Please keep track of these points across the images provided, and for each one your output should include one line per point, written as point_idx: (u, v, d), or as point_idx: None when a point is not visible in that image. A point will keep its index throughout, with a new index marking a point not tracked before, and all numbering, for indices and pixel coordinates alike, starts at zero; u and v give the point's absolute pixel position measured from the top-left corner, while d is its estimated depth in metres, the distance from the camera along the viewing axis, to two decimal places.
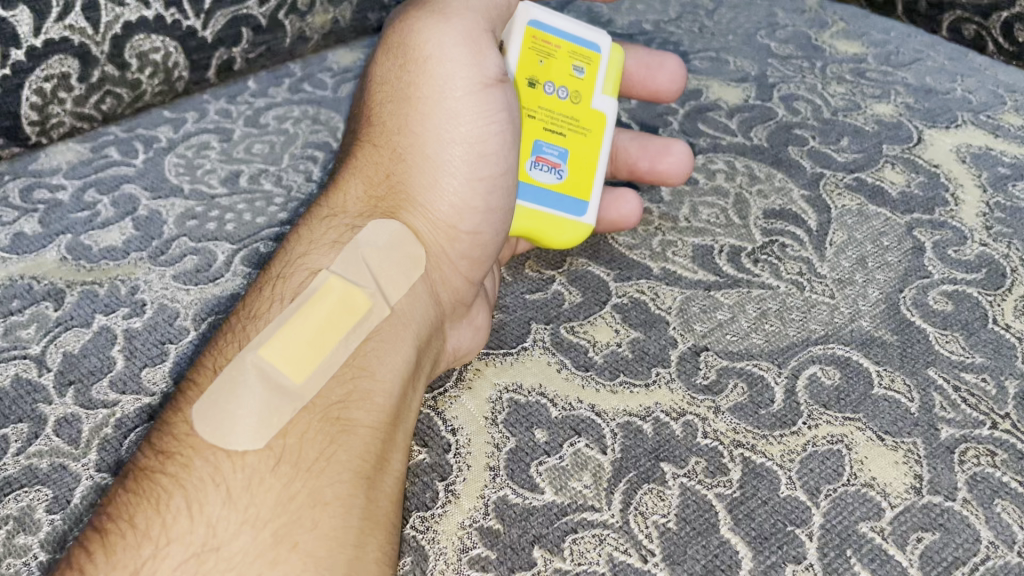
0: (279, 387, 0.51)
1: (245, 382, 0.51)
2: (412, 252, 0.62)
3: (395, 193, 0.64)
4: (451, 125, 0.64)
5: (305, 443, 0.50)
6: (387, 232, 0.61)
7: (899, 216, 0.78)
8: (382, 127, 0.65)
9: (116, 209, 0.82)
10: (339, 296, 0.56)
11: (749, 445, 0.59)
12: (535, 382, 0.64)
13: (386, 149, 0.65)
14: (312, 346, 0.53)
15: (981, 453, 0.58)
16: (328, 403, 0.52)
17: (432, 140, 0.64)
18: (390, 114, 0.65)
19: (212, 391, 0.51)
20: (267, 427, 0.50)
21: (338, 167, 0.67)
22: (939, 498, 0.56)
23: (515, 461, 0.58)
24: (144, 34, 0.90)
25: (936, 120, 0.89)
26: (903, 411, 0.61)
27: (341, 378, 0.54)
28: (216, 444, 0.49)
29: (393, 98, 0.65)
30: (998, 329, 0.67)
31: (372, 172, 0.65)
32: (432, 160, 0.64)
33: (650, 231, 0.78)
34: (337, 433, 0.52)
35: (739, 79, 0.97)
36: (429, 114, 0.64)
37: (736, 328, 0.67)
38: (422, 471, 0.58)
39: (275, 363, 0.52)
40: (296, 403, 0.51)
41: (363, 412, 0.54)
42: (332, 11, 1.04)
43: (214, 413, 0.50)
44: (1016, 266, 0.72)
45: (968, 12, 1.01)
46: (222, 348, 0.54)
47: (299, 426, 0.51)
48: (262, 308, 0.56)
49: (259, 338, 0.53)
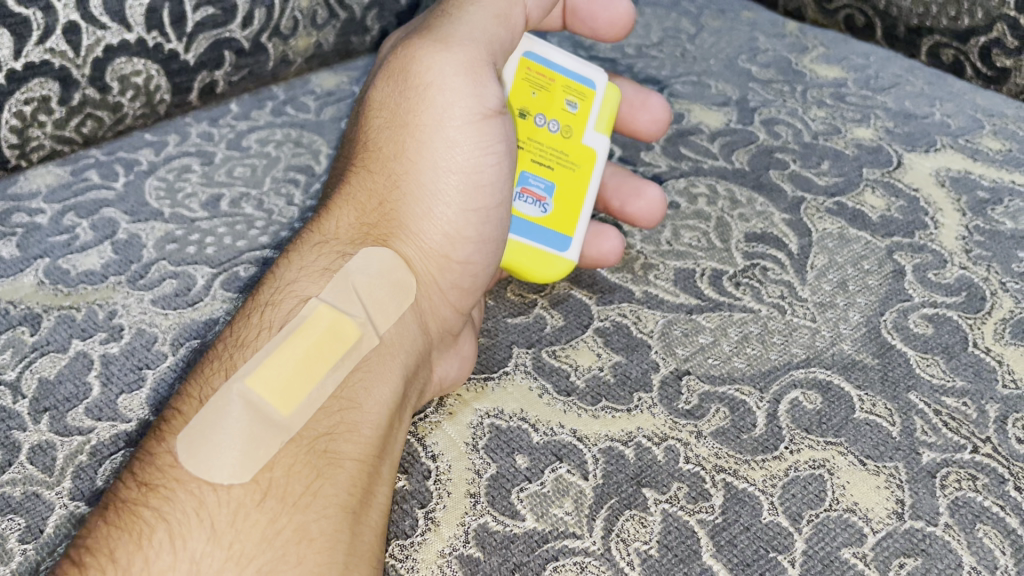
0: (267, 418, 0.51)
1: (232, 412, 0.50)
2: (403, 281, 0.62)
3: (386, 221, 0.64)
4: (446, 155, 0.64)
5: (292, 477, 0.50)
6: (377, 260, 0.61)
7: (879, 239, 0.78)
8: (378, 153, 0.65)
9: (95, 233, 0.81)
10: (332, 327, 0.55)
11: (732, 470, 0.58)
12: (516, 407, 0.63)
13: (379, 176, 0.65)
14: (305, 377, 0.53)
15: (963, 478, 0.58)
16: (315, 435, 0.52)
17: (426, 168, 0.64)
18: (386, 140, 0.65)
19: (199, 421, 0.50)
20: (253, 459, 0.49)
21: (330, 191, 0.67)
22: (921, 522, 0.55)
23: (496, 488, 0.58)
24: (125, 57, 0.90)
25: (915, 144, 0.90)
26: (885, 435, 0.61)
27: (329, 410, 0.54)
28: (201, 475, 0.48)
29: (390, 123, 0.65)
30: (978, 353, 0.67)
31: (364, 198, 0.65)
32: (426, 189, 0.64)
33: (632, 254, 0.78)
34: (323, 466, 0.51)
35: (720, 103, 0.97)
36: (424, 143, 0.64)
37: (718, 352, 0.67)
38: (402, 499, 0.57)
39: (264, 393, 0.51)
40: (284, 435, 0.51)
41: (350, 445, 0.53)
42: (315, 35, 1.04)
43: (201, 443, 0.49)
44: (995, 290, 0.72)
45: (946, 37, 1.02)
46: (209, 377, 0.53)
47: (287, 458, 0.50)
48: (250, 336, 0.56)
49: (248, 367, 0.53)
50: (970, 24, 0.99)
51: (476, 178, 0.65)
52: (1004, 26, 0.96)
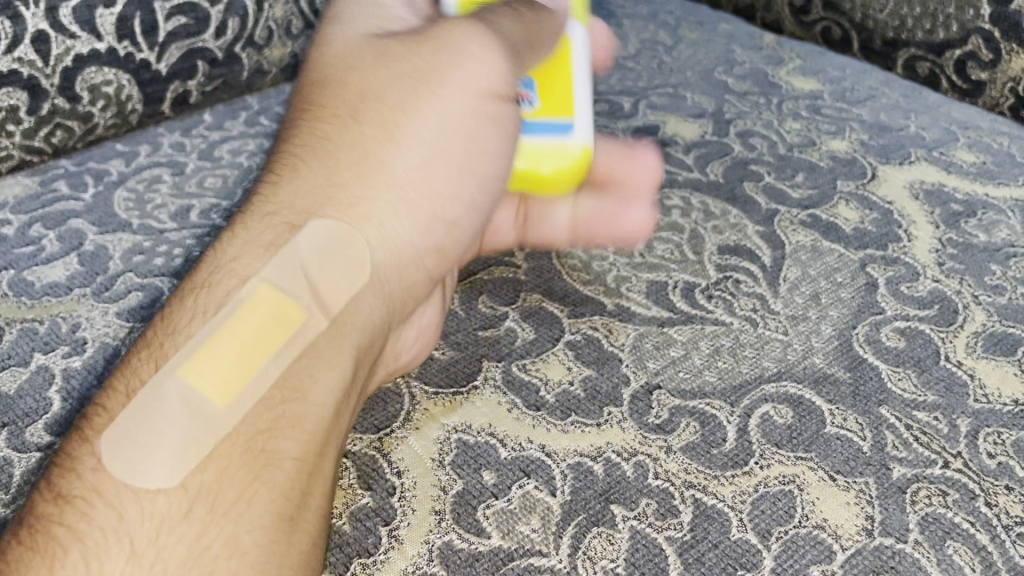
0: (201, 413, 0.50)
1: (162, 407, 0.50)
2: (359, 253, 0.58)
3: (358, 181, 0.60)
4: (442, 134, 0.63)
5: (223, 480, 0.48)
6: (344, 229, 0.58)
7: (852, 252, 0.78)
8: (379, 105, 0.62)
9: (61, 244, 0.80)
10: (276, 308, 0.54)
11: (701, 486, 0.58)
12: (484, 422, 0.62)
13: (360, 137, 0.61)
14: (245, 371, 0.51)
15: (933, 493, 0.57)
16: (250, 431, 0.50)
17: (433, 136, 0.62)
18: (388, 102, 0.62)
19: (123, 421, 0.49)
20: (182, 464, 0.48)
21: (301, 130, 0.62)
22: (890, 539, 0.55)
23: (462, 505, 0.57)
24: (96, 66, 0.89)
25: (890, 156, 0.90)
26: (856, 450, 0.60)
27: (268, 403, 0.52)
28: (123, 482, 0.47)
29: (407, 77, 0.63)
30: (950, 366, 0.67)
31: (348, 152, 0.60)
32: (434, 158, 0.62)
33: (604, 265, 0.77)
34: (259, 468, 0.50)
35: (695, 115, 0.97)
36: (428, 116, 0.62)
37: (689, 365, 0.67)
38: (365, 517, 0.56)
39: (201, 387, 0.50)
40: (217, 431, 0.50)
41: (290, 442, 0.51)
42: (289, 45, 1.02)
43: (131, 447, 0.48)
44: (968, 303, 0.72)
45: (921, 50, 1.02)
46: (137, 369, 0.52)
47: (221, 466, 0.49)
48: (181, 322, 0.53)
49: (179, 356, 0.51)
50: (945, 37, 0.99)
51: (465, 156, 0.64)
52: (978, 39, 0.97)
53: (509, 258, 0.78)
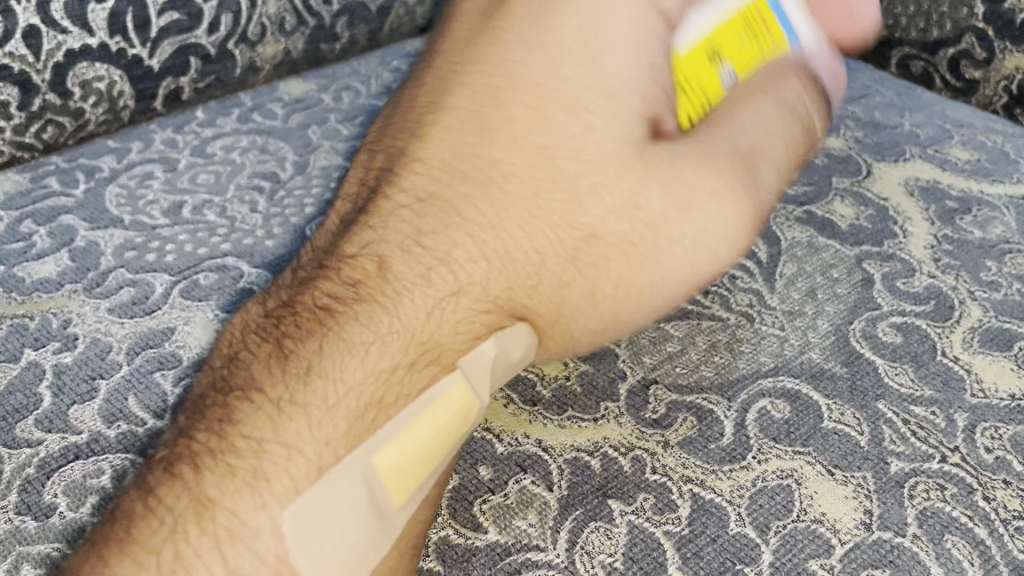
0: (382, 512, 0.50)
1: (353, 501, 0.49)
2: (516, 360, 0.58)
3: (555, 286, 0.58)
4: (643, 299, 0.58)
5: (388, 568, 0.50)
6: (516, 341, 0.57)
7: (848, 248, 0.78)
8: (598, 244, 0.57)
9: (52, 240, 0.79)
10: (443, 405, 0.52)
11: (698, 480, 0.58)
12: (480, 418, 0.62)
13: (564, 243, 0.58)
14: (418, 468, 0.51)
15: (931, 488, 0.57)
16: (410, 530, 0.52)
17: (636, 295, 0.58)
18: (606, 242, 0.57)
19: (318, 507, 0.48)
20: (358, 564, 0.48)
21: (508, 206, 0.58)
22: (889, 533, 0.55)
23: (458, 499, 0.56)
24: (87, 62, 0.88)
25: (885, 154, 0.90)
26: (854, 445, 0.60)
27: (428, 500, 0.53)
28: (303, 575, 0.47)
29: (641, 240, 0.57)
30: (947, 361, 0.66)
31: (538, 266, 0.58)
32: (614, 306, 0.58)
33: None
34: (409, 558, 0.52)
35: None
36: (643, 267, 0.57)
37: (686, 360, 0.66)
38: None
39: (384, 479, 0.50)
40: (391, 534, 0.50)
41: (428, 512, 0.53)
42: (283, 42, 1.01)
43: (311, 533, 0.48)
44: (964, 299, 0.72)
45: (915, 48, 1.02)
46: (331, 441, 0.50)
47: (385, 556, 0.50)
48: (381, 399, 0.52)
49: (376, 441, 0.50)
50: (939, 36, 0.99)
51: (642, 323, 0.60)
52: (972, 37, 0.96)
53: None
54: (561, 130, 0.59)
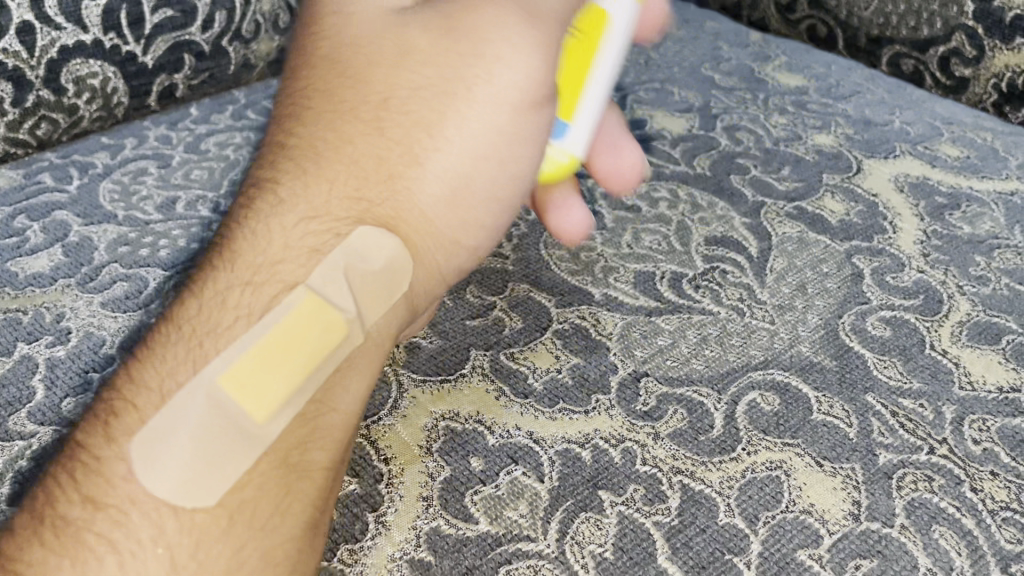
0: (239, 425, 0.48)
1: (194, 410, 0.47)
2: (398, 271, 0.55)
3: (387, 206, 0.56)
4: (491, 190, 0.59)
5: (260, 500, 0.48)
6: (377, 244, 0.54)
7: (838, 243, 0.78)
8: (444, 134, 0.57)
9: (46, 235, 0.79)
10: (315, 316, 0.51)
11: (689, 472, 0.58)
12: (472, 410, 0.62)
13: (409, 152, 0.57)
14: (286, 382, 0.49)
15: (919, 479, 0.58)
16: (288, 446, 0.50)
17: (489, 199, 0.59)
18: (455, 135, 0.57)
19: (155, 426, 0.47)
20: (214, 477, 0.46)
21: (365, 113, 0.57)
22: (876, 524, 0.55)
23: (449, 491, 0.57)
24: (82, 58, 0.88)
25: (875, 150, 0.90)
26: (842, 436, 0.60)
27: (303, 418, 0.50)
28: (156, 495, 0.45)
29: (499, 144, 0.58)
30: (936, 354, 0.67)
31: (381, 157, 0.56)
32: (479, 210, 0.59)
33: (592, 256, 0.77)
34: (292, 480, 0.49)
35: (683, 110, 0.98)
36: (438, 170, 0.57)
37: (677, 354, 0.67)
38: (352, 503, 0.56)
39: (233, 392, 0.48)
40: (255, 447, 0.48)
41: (321, 452, 0.51)
42: (276, 38, 1.02)
43: (162, 458, 0.46)
44: (953, 293, 0.73)
45: (906, 47, 1.03)
46: (171, 365, 0.49)
47: (252, 470, 0.48)
48: (227, 321, 0.50)
49: (227, 355, 0.49)
50: (929, 34, 1.00)
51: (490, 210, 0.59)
52: (962, 35, 0.97)
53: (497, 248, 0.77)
54: (430, 49, 0.57)
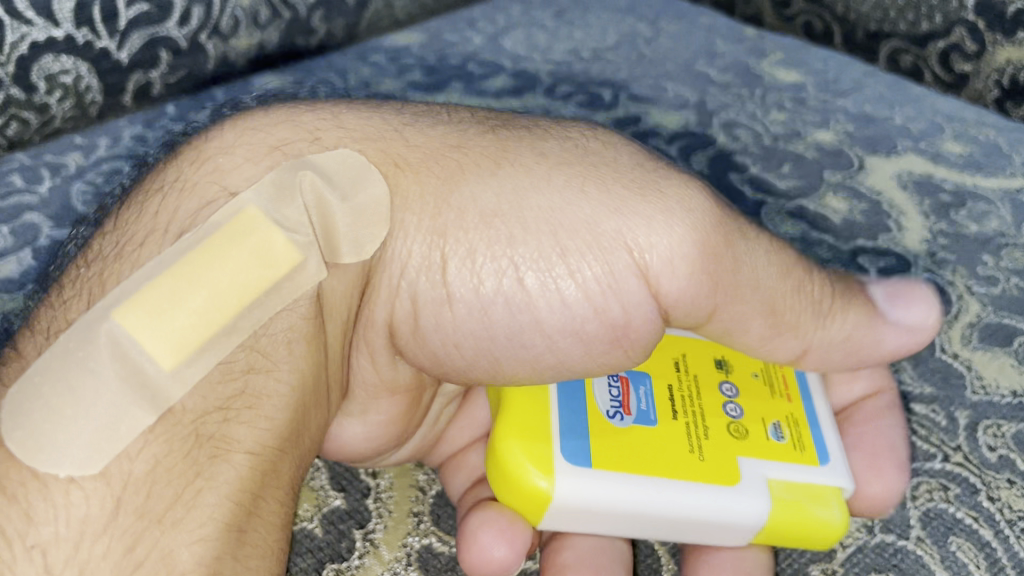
0: (143, 375, 0.45)
1: (90, 357, 0.44)
2: (354, 243, 0.54)
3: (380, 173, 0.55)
4: (519, 250, 0.54)
5: (160, 480, 0.44)
6: (350, 175, 0.54)
7: (841, 244, 0.77)
8: (516, 167, 0.56)
9: (15, 238, 0.78)
10: (256, 250, 0.49)
11: None
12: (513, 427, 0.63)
13: (437, 144, 0.57)
14: (208, 325, 0.47)
15: (935, 488, 0.59)
16: (205, 413, 0.47)
17: (506, 240, 0.54)
18: (505, 174, 0.55)
19: (43, 371, 0.44)
20: (103, 445, 0.43)
21: (469, 140, 0.58)
22: (891, 536, 0.57)
23: (441, 507, 0.61)
24: (53, 55, 0.83)
25: (877, 147, 0.88)
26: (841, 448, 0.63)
27: (230, 373, 0.48)
28: (28, 461, 0.42)
29: (567, 232, 0.54)
30: (947, 358, 0.66)
31: (415, 155, 0.56)
32: (493, 240, 0.54)
33: None
34: (205, 461, 0.46)
35: (679, 106, 0.95)
36: (440, 152, 0.57)
37: None
38: (339, 520, 0.59)
39: (134, 332, 0.45)
40: (152, 402, 0.45)
41: (244, 430, 0.48)
42: (257, 35, 0.95)
43: (48, 408, 0.43)
44: (961, 293, 0.71)
45: (904, 42, 0.98)
46: (81, 302, 0.48)
47: (144, 438, 0.44)
48: (146, 238, 0.50)
49: (129, 289, 0.46)
50: (929, 28, 0.96)
51: (500, 277, 0.54)
52: (962, 30, 0.94)
53: None
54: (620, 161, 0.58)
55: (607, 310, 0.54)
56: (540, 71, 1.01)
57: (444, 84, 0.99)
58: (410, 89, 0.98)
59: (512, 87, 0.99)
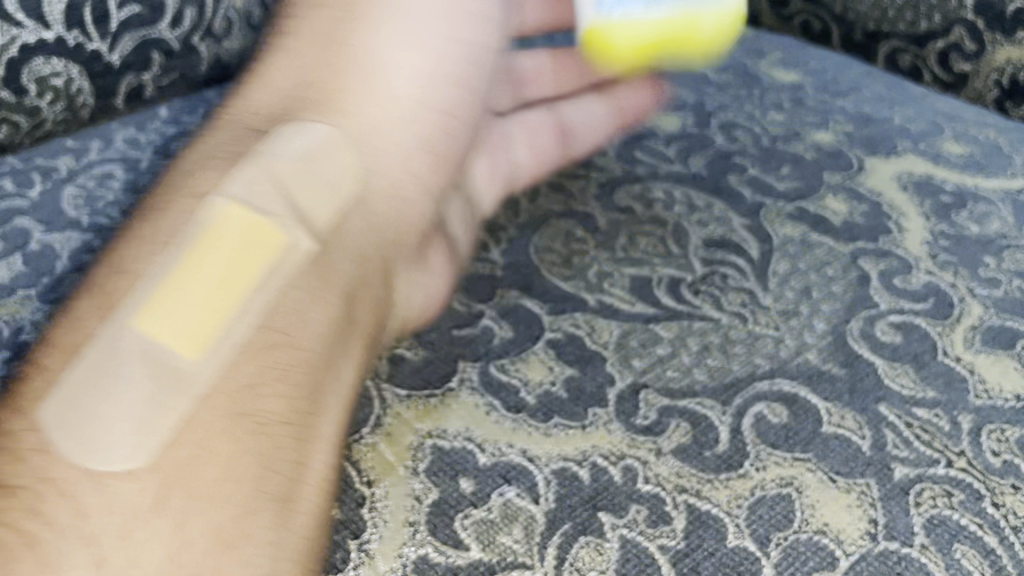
0: (166, 369, 0.48)
1: (119, 368, 0.47)
2: (344, 197, 0.58)
3: (315, 108, 0.61)
4: (384, 141, 0.62)
5: (199, 458, 0.46)
6: (315, 142, 0.58)
7: (842, 245, 0.75)
8: (325, 92, 0.62)
9: (5, 244, 0.76)
10: (250, 241, 0.52)
11: (693, 490, 0.55)
12: (461, 426, 0.58)
13: (286, 89, 0.63)
14: (213, 314, 0.49)
15: (938, 494, 0.55)
16: (229, 391, 0.49)
17: (373, 157, 0.62)
18: (354, 105, 0.62)
19: (74, 386, 0.47)
20: (147, 438, 0.46)
21: (318, 75, 0.63)
22: (895, 544, 0.53)
23: (438, 515, 0.53)
24: (44, 58, 0.82)
25: (876, 147, 0.87)
26: (856, 450, 0.57)
27: (251, 352, 0.50)
28: (84, 466, 0.45)
29: (406, 148, 0.63)
30: (949, 361, 0.64)
31: (309, 82, 0.63)
32: (370, 145, 0.62)
33: (585, 261, 0.73)
34: (241, 433, 0.48)
35: (676, 107, 0.94)
36: (357, 82, 0.63)
37: (677, 364, 0.63)
38: (331, 529, 0.52)
39: (151, 332, 0.48)
40: (185, 393, 0.48)
41: (272, 401, 0.49)
42: (251, 37, 0.94)
43: (88, 417, 0.46)
44: (964, 295, 0.70)
45: (903, 41, 0.98)
46: (89, 313, 0.50)
47: (182, 423, 0.47)
48: (133, 254, 0.52)
49: (136, 298, 0.49)
50: (928, 28, 0.95)
51: (391, 182, 0.62)
52: (962, 30, 0.93)
53: (484, 253, 0.73)
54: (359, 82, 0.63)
55: (434, 147, 0.65)
56: None
57: None
58: None
59: None
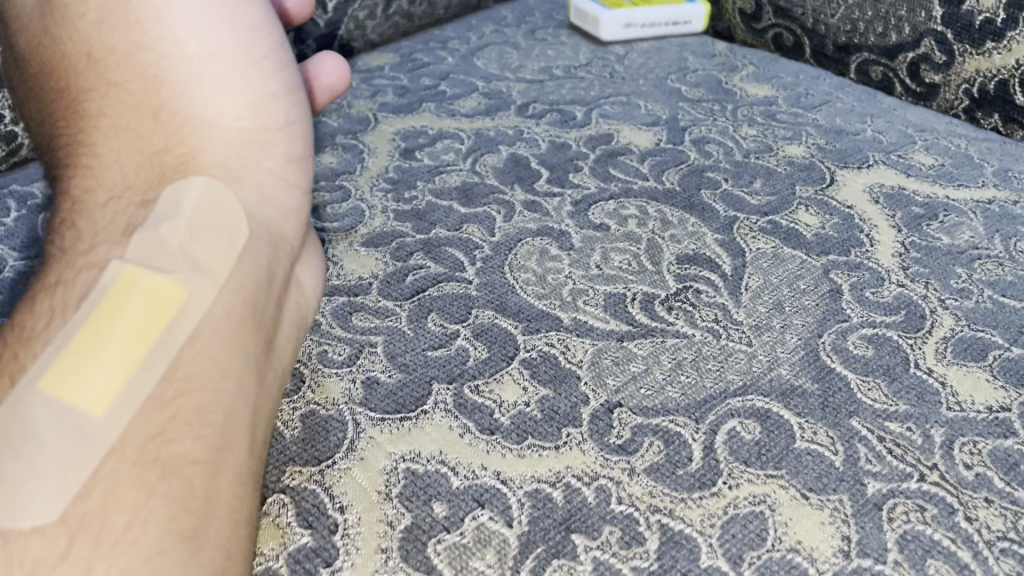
0: (79, 430, 0.46)
1: (22, 435, 0.46)
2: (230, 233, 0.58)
3: (177, 156, 0.61)
4: (249, 167, 0.63)
5: (109, 507, 0.45)
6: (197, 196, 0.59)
7: (815, 258, 0.75)
8: (177, 135, 0.62)
9: None
10: (151, 300, 0.52)
11: (667, 510, 0.54)
12: (434, 449, 0.58)
13: (135, 136, 0.61)
14: (121, 372, 0.49)
15: (910, 509, 0.55)
16: (141, 439, 0.47)
17: (246, 183, 0.63)
18: (203, 142, 0.62)
19: None
20: (60, 491, 0.44)
21: (138, 121, 0.61)
22: (869, 561, 0.52)
23: (410, 541, 0.52)
24: None
25: (847, 160, 0.88)
26: (827, 465, 0.57)
27: (159, 401, 0.49)
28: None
29: (284, 167, 0.65)
30: (921, 373, 0.64)
31: (147, 129, 0.61)
32: (237, 175, 0.63)
33: (560, 279, 0.73)
34: (155, 477, 0.46)
35: (649, 123, 0.94)
36: (197, 109, 0.62)
37: (651, 381, 0.63)
38: (304, 558, 0.52)
39: (57, 396, 0.47)
40: (92, 446, 0.46)
41: (188, 443, 0.48)
42: None
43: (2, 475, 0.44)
44: (935, 307, 0.70)
45: (874, 53, 0.99)
46: None
47: (94, 476, 0.45)
48: (40, 324, 0.50)
49: (40, 365, 0.48)
50: (898, 40, 0.96)
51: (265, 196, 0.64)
52: (931, 41, 0.93)
53: (460, 273, 0.74)
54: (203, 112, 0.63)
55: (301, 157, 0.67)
56: (512, 90, 1.01)
57: (415, 105, 0.99)
58: (382, 111, 0.98)
59: (483, 107, 0.98)
